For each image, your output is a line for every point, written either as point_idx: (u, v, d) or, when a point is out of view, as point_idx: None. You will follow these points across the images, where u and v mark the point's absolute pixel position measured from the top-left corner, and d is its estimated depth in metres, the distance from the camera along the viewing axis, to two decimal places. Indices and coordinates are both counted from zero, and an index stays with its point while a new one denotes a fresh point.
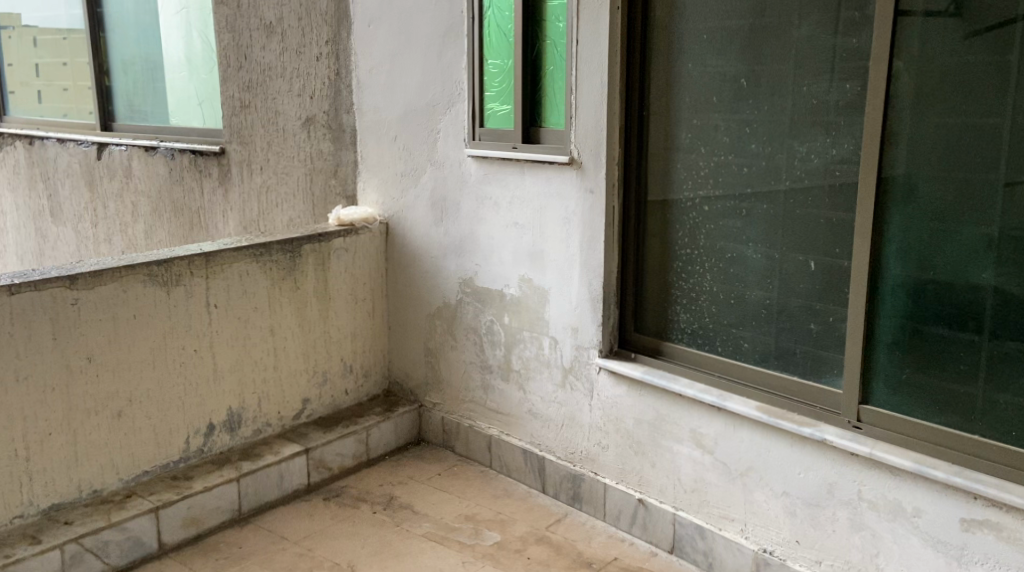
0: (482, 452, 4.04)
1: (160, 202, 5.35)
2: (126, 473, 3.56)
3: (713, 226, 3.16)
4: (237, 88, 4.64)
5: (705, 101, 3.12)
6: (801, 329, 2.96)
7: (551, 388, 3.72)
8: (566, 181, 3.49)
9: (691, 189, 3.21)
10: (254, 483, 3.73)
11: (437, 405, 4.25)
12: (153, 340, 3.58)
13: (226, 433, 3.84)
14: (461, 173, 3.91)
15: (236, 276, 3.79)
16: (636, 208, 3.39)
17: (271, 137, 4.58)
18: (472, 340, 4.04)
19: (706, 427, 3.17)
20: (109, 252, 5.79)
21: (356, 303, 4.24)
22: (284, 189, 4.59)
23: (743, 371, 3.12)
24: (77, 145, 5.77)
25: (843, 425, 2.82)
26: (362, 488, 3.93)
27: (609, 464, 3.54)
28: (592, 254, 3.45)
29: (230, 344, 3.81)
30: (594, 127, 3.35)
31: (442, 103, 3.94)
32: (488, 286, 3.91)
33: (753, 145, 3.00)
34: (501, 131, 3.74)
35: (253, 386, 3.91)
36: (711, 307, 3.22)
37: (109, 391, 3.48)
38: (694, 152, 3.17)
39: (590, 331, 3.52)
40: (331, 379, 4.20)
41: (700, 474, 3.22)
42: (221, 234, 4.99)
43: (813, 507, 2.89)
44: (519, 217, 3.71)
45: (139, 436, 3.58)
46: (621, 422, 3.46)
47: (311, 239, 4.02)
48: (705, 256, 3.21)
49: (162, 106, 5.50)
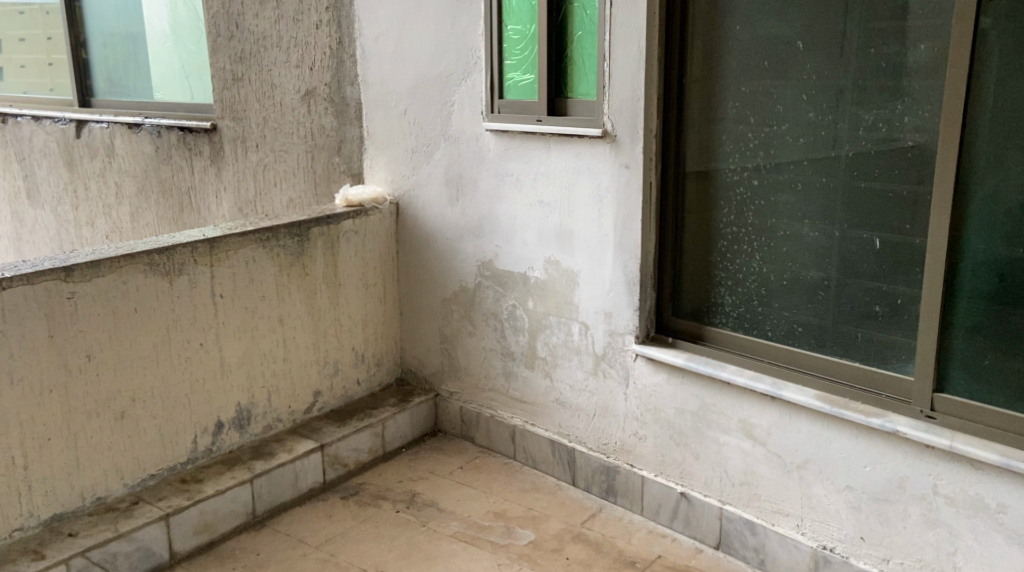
0: (505, 443, 3.85)
1: (146, 182, 5.06)
2: (132, 477, 3.36)
3: (764, 202, 2.99)
4: (229, 60, 4.36)
5: (755, 65, 2.94)
6: (864, 312, 2.81)
7: (581, 375, 3.53)
8: (598, 156, 3.30)
9: (738, 163, 3.03)
10: (268, 482, 3.53)
11: (454, 394, 4.04)
12: (157, 335, 3.35)
13: (236, 431, 3.64)
14: (477, 148, 3.67)
15: (241, 263, 3.55)
16: (675, 184, 3.21)
17: (268, 111, 4.30)
18: (492, 326, 3.83)
19: (758, 418, 3.01)
20: (93, 236, 5.49)
21: (367, 289, 4.00)
22: (283, 166, 4.33)
23: (798, 358, 2.96)
24: (54, 122, 5.45)
25: (914, 415, 2.70)
26: (380, 485, 3.72)
27: (648, 456, 3.36)
28: (628, 235, 3.26)
29: (238, 336, 3.59)
30: (630, 96, 3.16)
31: (457, 72, 3.69)
32: (510, 269, 3.69)
33: (810, 114, 2.83)
34: (524, 102, 3.51)
35: (261, 379, 3.69)
36: (759, 288, 3.05)
37: (111, 391, 3.26)
38: (742, 122, 3.00)
39: (625, 316, 3.33)
40: (343, 369, 3.97)
41: (751, 467, 3.07)
42: (214, 216, 4.72)
43: (881, 503, 2.78)
44: (544, 194, 3.49)
45: (145, 437, 3.38)
46: (660, 412, 3.28)
47: (320, 222, 3.77)
48: (754, 234, 3.03)
49: (144, 80, 5.19)
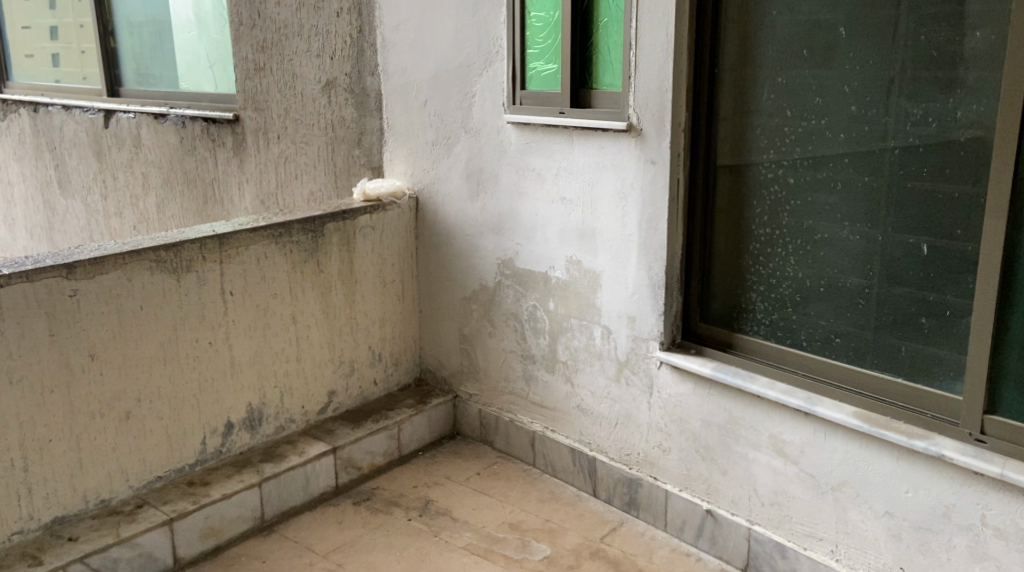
0: (525, 449, 3.70)
1: (171, 173, 4.96)
2: (137, 479, 3.24)
3: (800, 202, 2.78)
4: (251, 49, 4.24)
5: (793, 54, 2.73)
6: (907, 323, 2.60)
7: (603, 382, 3.37)
8: (622, 151, 3.11)
9: (772, 160, 2.83)
10: (278, 487, 3.41)
11: (473, 396, 3.89)
12: (164, 333, 3.23)
13: (247, 432, 3.52)
14: (499, 141, 3.51)
15: (252, 260, 3.41)
16: (704, 181, 3.01)
17: (289, 102, 4.18)
18: (512, 327, 3.67)
19: (790, 434, 2.81)
20: (121, 227, 5.42)
21: (384, 286, 3.86)
22: (304, 159, 4.20)
23: (834, 370, 2.75)
24: (83, 112, 5.38)
25: (962, 438, 2.48)
26: (394, 490, 3.58)
27: (672, 470, 3.19)
28: (653, 235, 3.08)
29: (249, 335, 3.46)
30: (656, 88, 2.97)
31: (478, 62, 3.52)
32: (531, 268, 3.53)
33: (852, 107, 2.62)
34: (547, 93, 3.33)
35: (273, 379, 3.56)
36: (793, 294, 2.85)
37: (116, 391, 3.14)
38: (778, 116, 2.79)
39: (649, 321, 3.16)
40: (359, 369, 3.84)
41: (782, 486, 2.87)
42: (237, 208, 4.61)
43: (922, 531, 2.57)
44: (567, 191, 3.32)
45: (151, 439, 3.25)
46: (686, 423, 3.10)
47: (335, 217, 3.63)
48: (789, 236, 2.82)
49: (171, 69, 5.10)
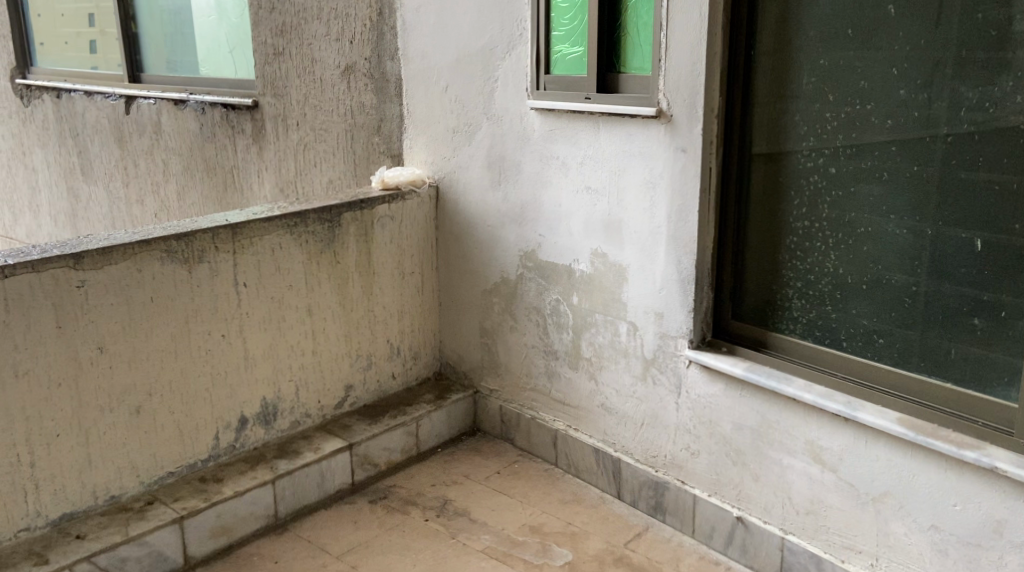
0: (547, 448, 3.57)
1: (191, 160, 4.87)
2: (148, 475, 3.08)
3: (842, 193, 2.63)
4: (270, 33, 4.12)
5: (837, 34, 2.56)
6: (958, 322, 2.45)
7: (629, 381, 3.23)
8: (651, 138, 2.96)
9: (812, 148, 2.67)
10: (292, 485, 3.26)
11: (494, 392, 3.76)
12: (176, 325, 3.07)
13: (261, 426, 3.37)
14: (522, 128, 3.37)
15: (268, 250, 3.27)
16: (738, 171, 2.87)
17: (308, 88, 4.06)
18: (534, 322, 3.54)
19: (828, 440, 2.66)
20: (142, 214, 5.34)
21: (403, 277, 3.73)
22: (323, 146, 4.08)
23: (876, 372, 2.61)
24: (105, 98, 5.30)
25: (1015, 448, 2.32)
26: (411, 489, 3.46)
27: (700, 474, 3.05)
28: (683, 228, 2.93)
29: (263, 327, 3.30)
30: (689, 71, 2.81)
31: (501, 46, 3.37)
32: (555, 260, 3.39)
33: (901, 91, 2.46)
34: (572, 78, 3.18)
35: (289, 373, 3.42)
36: (833, 292, 2.70)
37: (126, 385, 2.98)
38: (820, 101, 2.63)
39: (677, 318, 3.02)
40: (376, 363, 3.71)
41: (818, 495, 2.72)
42: (257, 197, 4.51)
43: (970, 547, 2.41)
44: (592, 180, 3.18)
45: (162, 433, 3.09)
46: (715, 426, 2.97)
47: (352, 206, 3.49)
48: (830, 230, 2.67)
49: (191, 55, 5.00)
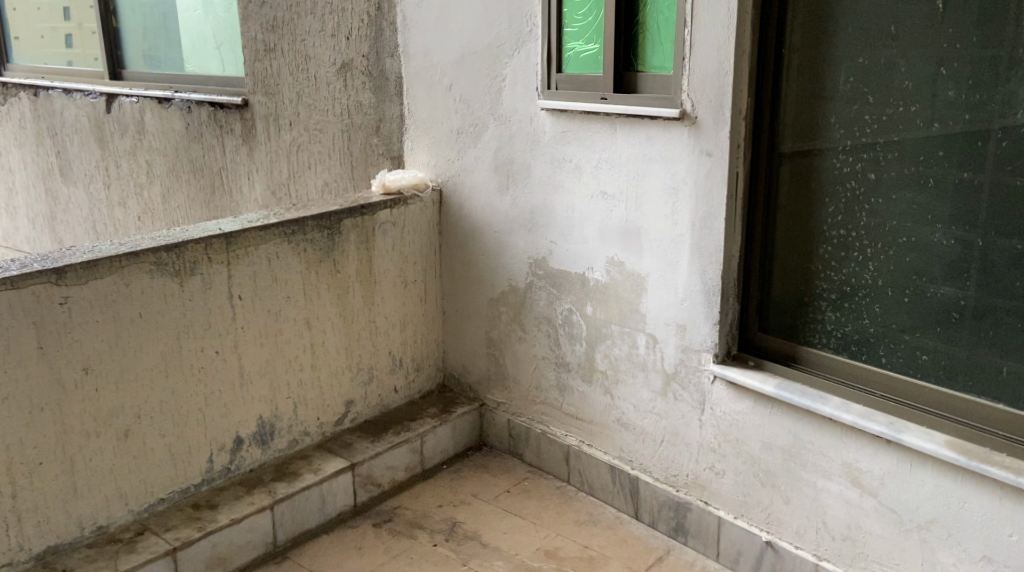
0: (559, 465, 3.40)
1: (177, 161, 4.66)
2: (138, 502, 2.89)
3: (882, 200, 2.47)
4: (261, 29, 3.93)
5: (878, 31, 2.41)
6: (1011, 338, 2.33)
7: (648, 396, 3.07)
8: (673, 141, 2.79)
9: (850, 152, 2.51)
10: (292, 510, 3.08)
11: (501, 405, 3.60)
12: (166, 343, 2.87)
13: (258, 447, 3.18)
14: (532, 129, 3.19)
15: (264, 261, 3.07)
16: (767, 175, 2.70)
17: (302, 86, 3.87)
18: (545, 333, 3.37)
19: (868, 463, 2.52)
20: (125, 218, 5.12)
21: (405, 286, 3.55)
22: (318, 147, 3.90)
23: (920, 390, 2.47)
24: (84, 96, 5.07)
25: None
26: (417, 510, 3.28)
27: (726, 495, 2.90)
28: (708, 236, 2.77)
29: (259, 342, 3.11)
30: (716, 70, 2.64)
31: (510, 42, 3.19)
32: (568, 268, 3.22)
33: (950, 92, 2.32)
34: (587, 77, 3.01)
35: (286, 390, 3.23)
36: (872, 305, 2.55)
37: (114, 407, 2.79)
38: (858, 102, 2.47)
39: (701, 331, 2.85)
40: (378, 376, 3.53)
41: (856, 520, 2.59)
42: (247, 200, 4.31)
43: None
44: (609, 185, 3.01)
45: (152, 458, 2.90)
46: (742, 445, 2.81)
47: (353, 212, 3.30)
48: (869, 239, 2.52)
49: (175, 51, 4.78)
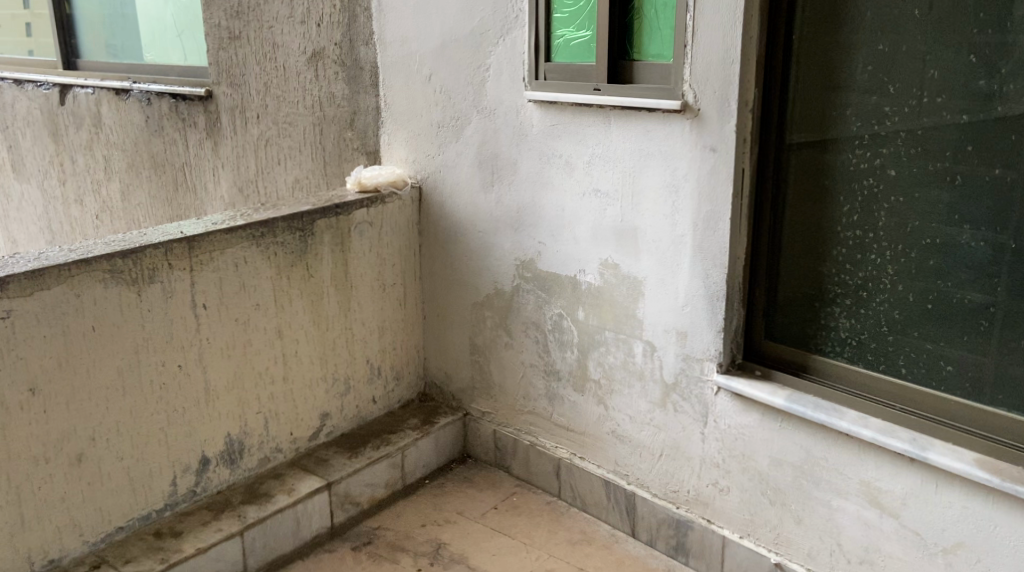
0: (549, 478, 3.21)
1: (136, 156, 4.39)
2: (93, 532, 2.66)
3: (903, 198, 2.30)
4: (224, 15, 3.67)
5: (900, 15, 2.23)
6: None
7: (645, 407, 2.88)
8: (673, 135, 2.60)
9: (867, 147, 2.33)
10: (264, 535, 2.86)
11: (487, 414, 3.39)
12: (123, 358, 2.63)
13: (225, 466, 2.95)
14: (519, 122, 2.98)
15: (230, 266, 2.84)
16: (775, 171, 2.51)
17: (270, 76, 3.62)
18: (533, 339, 3.17)
19: (889, 482, 2.36)
20: (83, 216, 4.85)
21: (383, 290, 3.33)
22: (288, 142, 3.66)
23: (946, 404, 2.30)
24: (37, 87, 4.79)
25: None
26: (398, 531, 3.07)
27: (730, 513, 2.72)
28: (711, 237, 2.57)
29: (226, 354, 2.88)
30: (720, 58, 2.45)
31: (494, 28, 2.98)
32: (557, 271, 3.02)
33: (980, 81, 2.15)
34: (578, 66, 2.80)
35: (256, 404, 3.00)
36: (891, 311, 2.37)
37: (64, 430, 2.55)
38: (878, 92, 2.29)
39: (703, 338, 2.66)
40: (355, 386, 3.31)
41: (875, 543, 2.43)
42: (212, 197, 4.06)
43: None
44: (602, 182, 2.81)
45: (108, 483, 2.66)
46: (750, 461, 2.63)
47: (327, 212, 3.08)
48: (888, 241, 2.34)
49: (132, 38, 4.52)
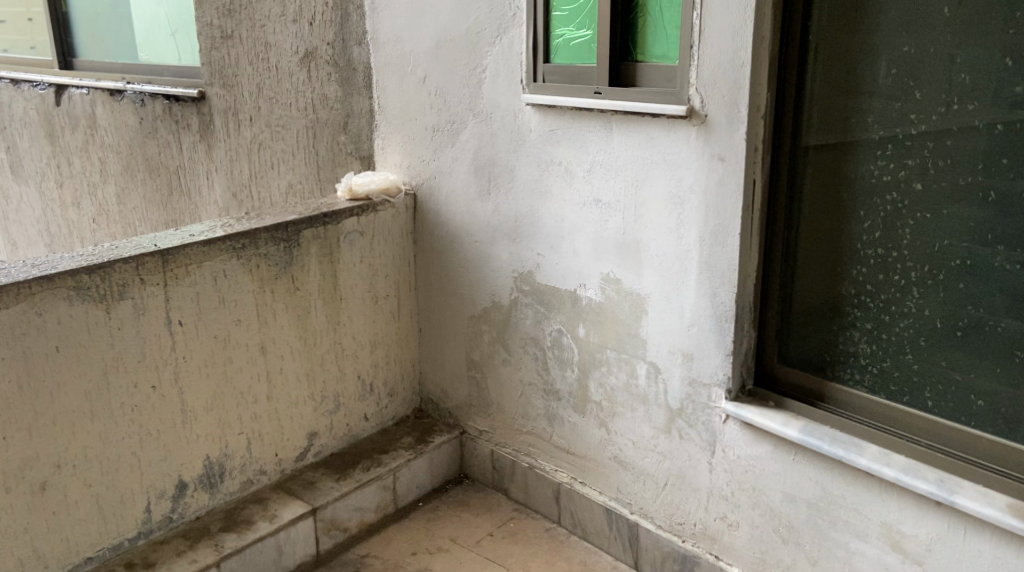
0: (548, 503, 3.03)
1: (131, 159, 4.24)
2: (59, 563, 2.51)
3: (930, 215, 2.10)
4: (216, 13, 3.51)
5: (929, 13, 2.03)
6: None
7: (649, 432, 2.68)
8: (679, 142, 2.40)
9: (891, 158, 2.13)
10: (243, 565, 2.70)
11: (484, 434, 3.21)
12: (91, 379, 2.47)
13: (204, 491, 2.79)
14: (517, 127, 2.79)
15: (208, 280, 2.67)
16: (789, 182, 2.31)
17: (263, 78, 3.46)
18: (532, 356, 2.98)
19: (913, 526, 2.17)
20: (80, 220, 4.71)
21: (376, 303, 3.16)
22: (281, 145, 3.49)
23: (974, 441, 2.11)
24: (33, 87, 4.65)
25: None
26: (388, 559, 2.90)
27: (740, 549, 2.54)
28: (719, 252, 2.38)
29: (205, 373, 2.72)
30: (730, 59, 2.25)
31: (491, 27, 2.79)
32: (557, 285, 2.83)
33: (1017, 87, 1.95)
34: (578, 67, 2.60)
35: (237, 426, 2.84)
36: (915, 337, 2.18)
37: (26, 457, 2.39)
38: (903, 98, 2.09)
39: (711, 361, 2.46)
40: (345, 404, 3.14)
41: None
42: (207, 202, 3.90)
43: None
44: (603, 191, 2.62)
45: (75, 511, 2.51)
46: (760, 495, 2.44)
47: (314, 222, 2.91)
48: (912, 260, 2.14)
49: (127, 37, 4.37)
